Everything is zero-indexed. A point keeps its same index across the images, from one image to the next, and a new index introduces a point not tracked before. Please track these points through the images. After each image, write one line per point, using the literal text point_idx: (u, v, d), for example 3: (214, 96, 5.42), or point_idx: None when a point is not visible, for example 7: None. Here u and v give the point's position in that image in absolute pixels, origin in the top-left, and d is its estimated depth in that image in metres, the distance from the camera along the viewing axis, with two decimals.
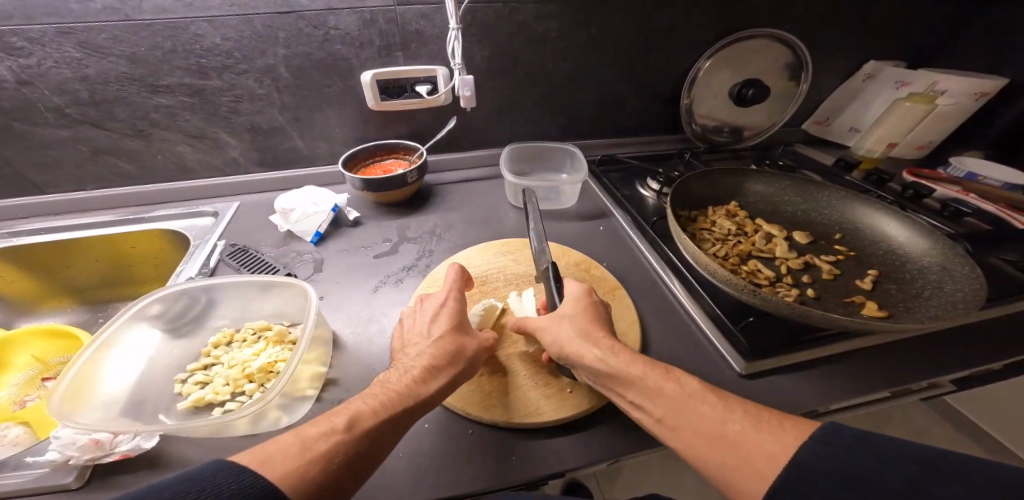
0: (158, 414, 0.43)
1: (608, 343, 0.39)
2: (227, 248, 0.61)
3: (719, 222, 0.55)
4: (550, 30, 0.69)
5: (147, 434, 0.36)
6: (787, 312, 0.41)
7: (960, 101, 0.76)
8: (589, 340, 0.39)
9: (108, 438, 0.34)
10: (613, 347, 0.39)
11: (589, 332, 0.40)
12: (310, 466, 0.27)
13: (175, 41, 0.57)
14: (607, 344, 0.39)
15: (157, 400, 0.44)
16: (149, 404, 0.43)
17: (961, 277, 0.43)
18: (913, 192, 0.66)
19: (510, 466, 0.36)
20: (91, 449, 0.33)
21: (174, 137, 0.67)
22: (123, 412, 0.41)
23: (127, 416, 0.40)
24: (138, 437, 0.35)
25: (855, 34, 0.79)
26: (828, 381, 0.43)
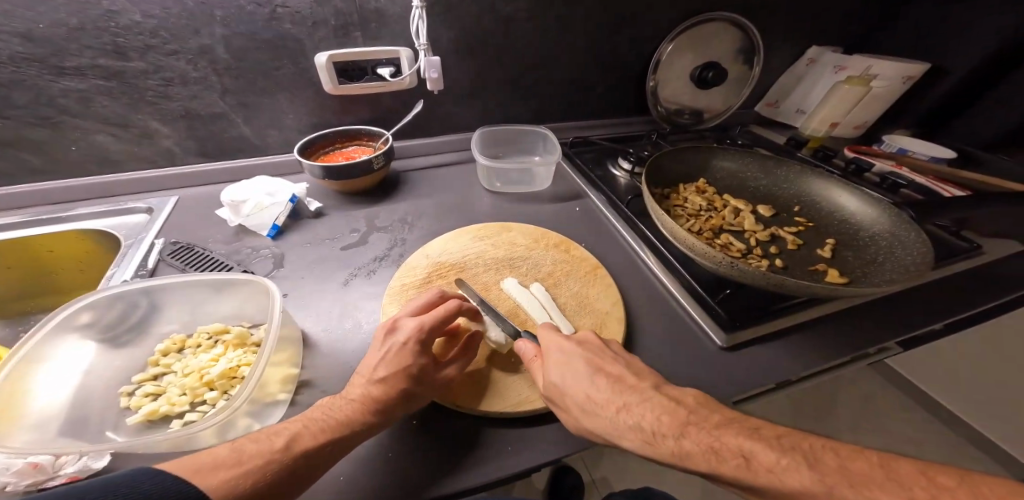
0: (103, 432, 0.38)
1: (580, 361, 0.37)
2: (168, 247, 0.54)
3: (690, 198, 0.56)
4: (515, 12, 0.67)
5: (96, 454, 0.32)
6: (761, 281, 0.43)
7: (892, 83, 0.83)
8: (565, 363, 0.37)
9: (49, 459, 0.30)
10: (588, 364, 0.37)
11: (566, 354, 0.38)
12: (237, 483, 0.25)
13: (85, 17, 0.49)
14: (566, 402, 0.35)
15: (103, 416, 0.39)
16: (93, 422, 0.38)
17: (910, 242, 0.46)
18: (855, 167, 0.72)
19: (508, 457, 0.35)
20: (31, 474, 0.29)
21: (91, 126, 0.58)
22: (62, 433, 0.36)
23: (67, 437, 0.36)
24: (85, 458, 0.31)
25: (798, 23, 0.84)
26: (795, 347, 0.46)
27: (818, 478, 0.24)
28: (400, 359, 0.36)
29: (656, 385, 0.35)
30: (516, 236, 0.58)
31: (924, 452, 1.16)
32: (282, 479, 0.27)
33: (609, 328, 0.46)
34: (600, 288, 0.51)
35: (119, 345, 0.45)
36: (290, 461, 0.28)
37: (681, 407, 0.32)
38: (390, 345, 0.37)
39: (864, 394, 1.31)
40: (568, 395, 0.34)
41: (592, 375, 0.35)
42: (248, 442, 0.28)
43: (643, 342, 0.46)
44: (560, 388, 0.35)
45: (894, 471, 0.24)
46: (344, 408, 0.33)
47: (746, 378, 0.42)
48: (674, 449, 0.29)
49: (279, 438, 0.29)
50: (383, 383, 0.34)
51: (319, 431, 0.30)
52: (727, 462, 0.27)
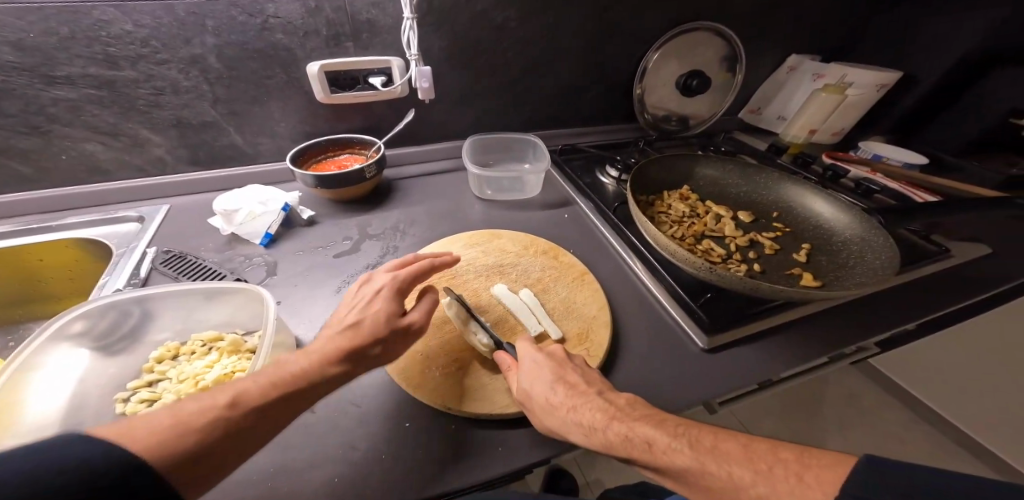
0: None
1: (549, 371, 0.39)
2: (160, 256, 0.55)
3: (674, 205, 0.58)
4: (504, 22, 0.69)
5: None
6: (739, 285, 0.45)
7: (867, 91, 0.86)
8: (535, 372, 0.38)
9: None
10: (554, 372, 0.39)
11: (539, 364, 0.39)
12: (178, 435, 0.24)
13: (75, 26, 0.49)
14: (531, 406, 0.37)
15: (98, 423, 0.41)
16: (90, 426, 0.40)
17: (878, 247, 0.48)
18: (832, 173, 0.74)
19: (497, 458, 0.37)
20: None
21: (81, 135, 0.58)
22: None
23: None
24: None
25: (777, 33, 0.88)
26: (772, 347, 0.48)
27: (693, 453, 0.29)
28: (375, 319, 0.38)
29: (600, 389, 0.38)
30: (506, 243, 0.60)
31: (907, 449, 1.19)
32: (236, 429, 0.26)
33: (596, 331, 0.47)
34: (588, 292, 0.52)
35: (114, 352, 0.46)
36: (240, 413, 0.27)
37: (613, 406, 0.35)
38: (365, 299, 0.41)
39: (849, 393, 1.34)
40: (533, 398, 0.37)
41: (551, 382, 0.37)
42: (191, 403, 0.26)
43: (629, 345, 0.48)
44: (525, 392, 0.37)
45: (753, 449, 0.28)
46: (294, 365, 0.32)
47: (726, 378, 0.44)
48: (604, 440, 0.33)
49: (221, 394, 0.28)
50: (350, 335, 0.36)
51: (269, 385, 0.30)
52: (634, 445, 0.31)
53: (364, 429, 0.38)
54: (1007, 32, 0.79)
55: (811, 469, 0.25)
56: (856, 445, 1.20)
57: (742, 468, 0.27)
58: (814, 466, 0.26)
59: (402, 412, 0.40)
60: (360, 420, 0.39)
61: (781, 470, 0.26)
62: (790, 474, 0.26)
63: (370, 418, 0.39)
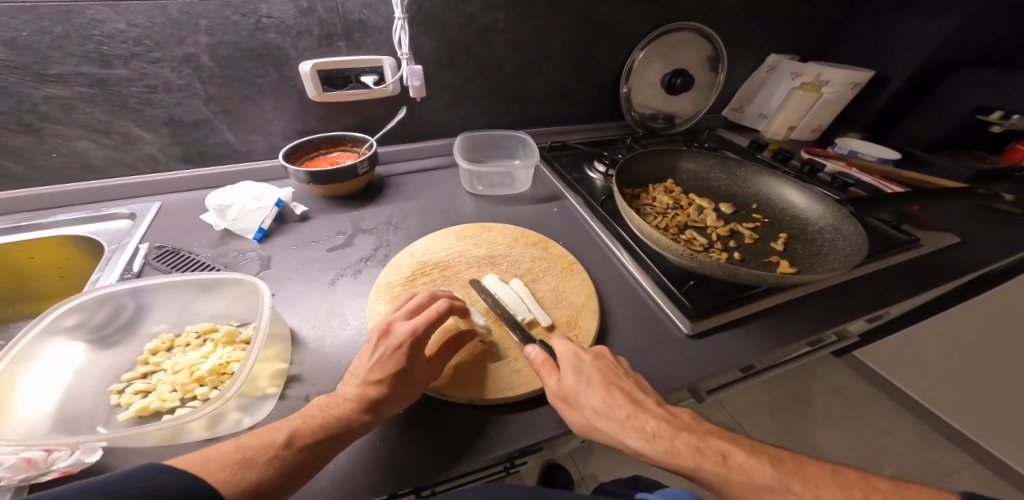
0: (93, 428, 0.39)
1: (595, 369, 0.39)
2: (153, 251, 0.55)
3: (658, 197, 0.60)
4: (494, 22, 0.70)
5: (89, 448, 0.33)
6: (719, 272, 0.47)
7: (842, 89, 0.90)
8: (575, 368, 0.39)
9: (42, 456, 0.31)
10: (604, 375, 0.39)
11: (580, 361, 0.40)
12: (247, 474, 0.27)
13: (69, 25, 0.50)
14: (579, 403, 0.37)
15: (94, 413, 0.41)
16: (85, 418, 0.40)
17: (849, 235, 0.51)
18: (809, 168, 0.77)
19: (488, 440, 0.38)
20: (24, 469, 0.30)
21: (72, 133, 0.58)
22: (55, 430, 0.37)
23: (60, 433, 0.37)
24: (77, 452, 0.33)
25: (757, 35, 0.91)
26: (751, 333, 0.50)
27: (777, 474, 0.31)
28: (393, 361, 0.37)
29: (657, 398, 0.39)
30: (497, 235, 0.61)
31: (891, 439, 1.23)
32: (286, 469, 0.29)
33: (584, 319, 0.49)
34: (575, 283, 0.54)
35: (109, 346, 0.46)
36: (292, 455, 0.30)
37: (677, 416, 0.37)
38: (381, 349, 0.38)
39: (834, 385, 1.38)
40: (585, 397, 0.37)
41: (607, 383, 0.38)
42: (261, 440, 0.30)
43: (615, 331, 0.50)
44: (576, 390, 0.37)
45: (842, 474, 0.31)
46: (337, 408, 0.34)
47: (709, 361, 0.46)
48: (668, 448, 0.33)
49: (277, 433, 0.31)
50: (377, 385, 0.35)
51: (315, 427, 0.32)
52: (707, 459, 0.33)
53: None
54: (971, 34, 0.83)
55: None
56: (842, 435, 1.24)
57: (836, 491, 0.30)
58: (921, 497, 0.29)
59: None
60: None
61: (876, 496, 0.29)
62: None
63: None
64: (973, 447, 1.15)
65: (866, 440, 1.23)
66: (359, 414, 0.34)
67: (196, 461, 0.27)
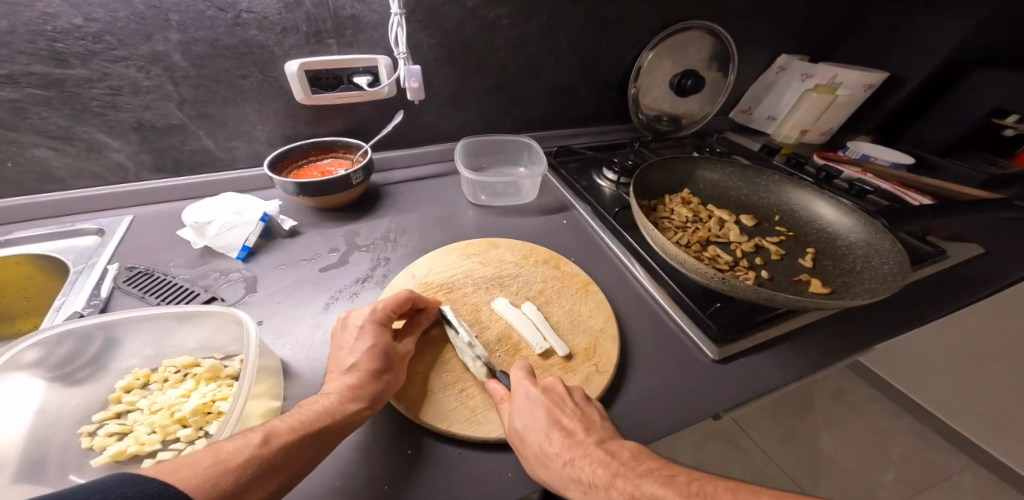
0: (61, 477, 0.35)
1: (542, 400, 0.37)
2: (123, 273, 0.49)
3: (676, 210, 0.57)
4: (499, 18, 0.65)
5: None
6: (751, 295, 0.43)
7: (856, 91, 0.86)
8: (526, 408, 0.36)
9: None
10: (550, 410, 0.36)
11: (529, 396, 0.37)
12: (221, 478, 0.24)
13: (16, 19, 0.44)
14: (524, 449, 0.34)
15: (61, 461, 0.36)
16: (52, 465, 0.35)
17: (886, 251, 0.47)
18: (825, 174, 0.75)
19: (508, 487, 0.34)
20: None
21: (26, 139, 0.52)
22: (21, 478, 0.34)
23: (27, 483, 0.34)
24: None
25: (768, 32, 0.88)
26: (782, 355, 0.47)
27: None
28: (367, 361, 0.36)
29: (601, 438, 0.34)
30: (504, 252, 0.57)
31: (893, 442, 1.22)
32: (268, 469, 0.26)
33: (604, 346, 0.45)
34: (592, 303, 0.50)
35: (79, 382, 0.41)
36: (271, 453, 0.27)
37: (615, 459, 0.32)
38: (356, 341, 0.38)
39: (836, 390, 1.38)
40: (528, 443, 0.34)
41: (546, 427, 0.34)
42: (231, 449, 0.26)
43: (638, 357, 0.46)
44: (520, 434, 0.35)
45: None
46: (318, 404, 0.32)
47: (739, 389, 0.43)
48: None
49: (256, 433, 0.28)
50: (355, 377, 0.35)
51: (294, 425, 0.29)
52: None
53: (362, 460, 0.35)
54: (987, 33, 0.81)
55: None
56: (845, 439, 1.23)
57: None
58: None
59: (403, 439, 0.37)
60: (355, 449, 0.35)
61: None
62: None
63: (367, 447, 0.36)
64: (973, 449, 1.16)
65: (871, 445, 1.22)
66: (345, 403, 0.33)
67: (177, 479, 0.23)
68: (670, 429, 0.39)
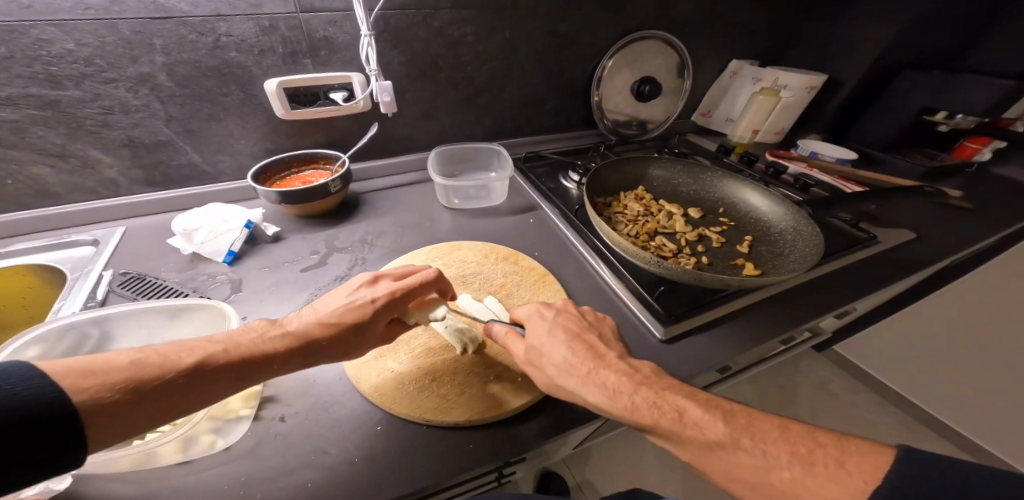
0: None
1: (570, 327, 0.43)
2: (117, 278, 0.53)
3: (629, 205, 0.62)
4: (464, 35, 0.71)
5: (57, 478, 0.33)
6: (687, 277, 0.48)
7: (799, 93, 0.93)
8: (557, 332, 0.42)
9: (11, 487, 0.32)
10: (579, 335, 0.42)
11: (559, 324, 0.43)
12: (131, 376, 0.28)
13: (12, 45, 0.48)
14: (541, 359, 0.41)
15: None
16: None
17: (808, 236, 0.53)
18: (773, 170, 0.81)
19: (468, 455, 0.38)
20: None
21: (25, 157, 0.56)
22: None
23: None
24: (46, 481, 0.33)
25: (718, 41, 0.95)
26: (724, 332, 0.52)
27: (728, 430, 0.31)
28: (360, 312, 0.40)
29: (622, 356, 0.40)
30: (466, 253, 0.62)
31: (869, 427, 1.28)
32: (174, 386, 0.29)
33: None
34: (549, 293, 0.55)
35: None
36: (180, 377, 0.29)
37: (637, 373, 0.38)
38: (357, 298, 0.41)
39: (815, 380, 1.43)
40: (546, 357, 0.40)
41: (574, 343, 0.41)
42: (151, 354, 0.29)
43: None
44: (538, 350, 0.41)
45: (788, 431, 0.31)
46: (252, 337, 0.35)
47: (684, 363, 0.48)
48: (628, 403, 0.35)
49: (188, 356, 0.31)
50: (329, 328, 0.39)
51: (226, 354, 0.33)
52: (658, 414, 0.34)
53: (338, 435, 0.39)
54: (912, 39, 0.89)
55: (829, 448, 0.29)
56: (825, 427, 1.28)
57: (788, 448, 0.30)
58: (848, 463, 0.28)
59: (375, 416, 0.41)
60: (332, 426, 0.39)
61: (822, 455, 0.29)
62: (830, 457, 0.28)
63: (344, 423, 0.40)
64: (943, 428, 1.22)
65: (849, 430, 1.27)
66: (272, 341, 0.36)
67: (75, 371, 0.26)
68: None
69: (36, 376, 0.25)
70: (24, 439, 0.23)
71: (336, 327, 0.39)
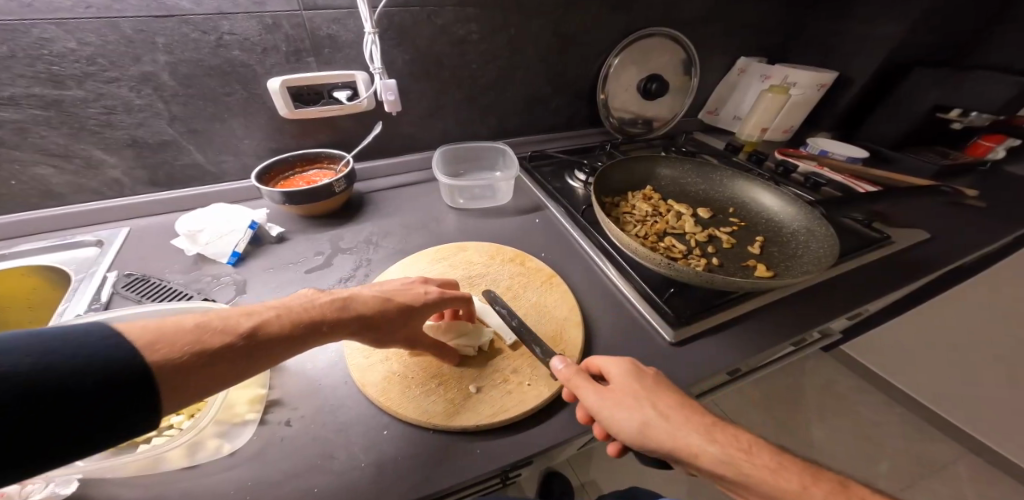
0: None
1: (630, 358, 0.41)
2: (121, 280, 0.53)
3: (637, 205, 0.61)
4: (469, 33, 0.70)
5: (64, 480, 0.32)
6: (698, 280, 0.47)
7: (809, 91, 0.92)
8: (623, 363, 0.40)
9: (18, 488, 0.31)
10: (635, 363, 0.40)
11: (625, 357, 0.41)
12: (204, 340, 0.27)
13: (14, 45, 0.48)
14: (642, 400, 0.36)
15: None
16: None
17: (821, 236, 0.52)
18: (783, 169, 0.80)
19: (475, 460, 0.38)
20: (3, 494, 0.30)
21: (29, 158, 0.55)
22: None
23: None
24: (52, 485, 0.32)
25: (726, 37, 0.93)
26: (736, 334, 0.51)
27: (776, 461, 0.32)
28: (410, 297, 0.42)
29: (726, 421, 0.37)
30: (472, 254, 0.61)
31: (877, 429, 1.26)
32: (238, 350, 0.29)
33: (568, 333, 0.49)
34: (556, 294, 0.54)
35: None
36: (245, 342, 0.29)
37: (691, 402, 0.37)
38: (401, 285, 0.43)
39: (822, 380, 1.42)
40: (655, 399, 0.36)
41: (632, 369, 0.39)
42: (214, 316, 0.29)
43: (600, 341, 0.50)
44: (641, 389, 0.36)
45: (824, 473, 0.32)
46: (310, 304, 0.35)
47: (695, 367, 0.47)
48: (682, 425, 0.34)
49: (247, 319, 0.31)
50: (381, 307, 0.39)
51: (287, 324, 0.33)
52: (818, 485, 0.30)
53: (345, 440, 0.38)
54: (925, 34, 0.87)
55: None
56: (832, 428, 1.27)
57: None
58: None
59: (382, 420, 0.40)
60: (338, 430, 0.39)
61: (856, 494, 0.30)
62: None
63: (351, 427, 0.39)
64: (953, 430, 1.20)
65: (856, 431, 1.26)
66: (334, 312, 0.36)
67: (148, 330, 0.26)
68: None
69: (107, 337, 0.24)
70: (102, 401, 0.23)
71: (389, 307, 0.40)
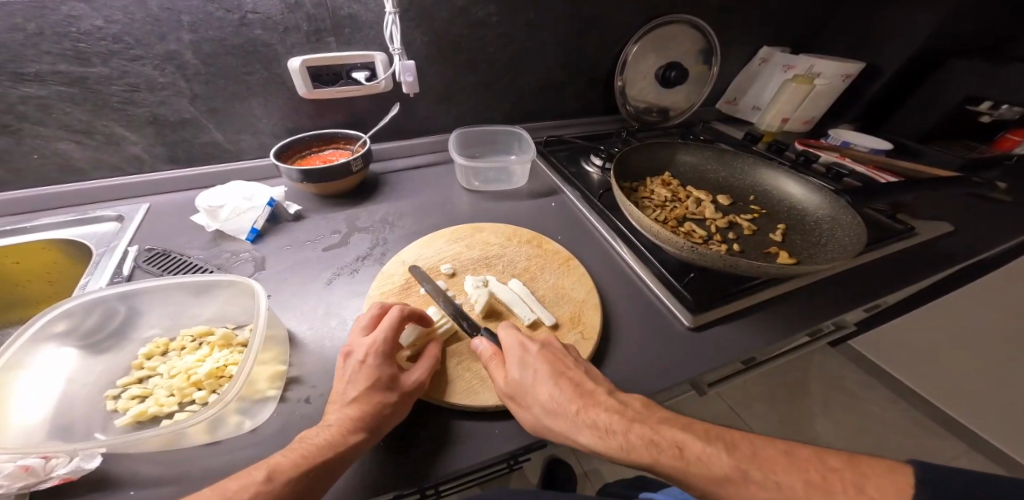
0: (92, 432, 0.39)
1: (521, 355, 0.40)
2: (143, 254, 0.54)
3: (656, 190, 0.61)
4: (488, 14, 0.69)
5: (88, 455, 0.33)
6: (721, 264, 0.47)
7: (833, 81, 0.90)
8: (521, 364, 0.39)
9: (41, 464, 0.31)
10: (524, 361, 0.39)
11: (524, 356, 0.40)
12: None
13: (43, 22, 0.48)
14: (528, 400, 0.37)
15: (88, 420, 0.40)
16: (82, 425, 0.39)
17: (847, 224, 0.52)
18: (804, 159, 0.78)
19: (494, 440, 0.38)
20: (22, 477, 0.30)
21: (53, 134, 0.56)
22: (52, 437, 0.37)
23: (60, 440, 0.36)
24: (77, 459, 0.32)
25: (749, 24, 0.91)
26: (755, 322, 0.50)
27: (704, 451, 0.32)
28: (367, 375, 0.37)
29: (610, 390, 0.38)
30: (489, 235, 0.61)
31: (887, 427, 1.24)
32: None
33: (586, 315, 0.49)
34: (574, 277, 0.54)
35: (99, 350, 0.46)
36: (277, 489, 0.29)
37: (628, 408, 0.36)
38: (350, 366, 0.38)
39: (832, 376, 1.40)
40: (528, 394, 0.37)
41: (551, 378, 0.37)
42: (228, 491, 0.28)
43: (617, 324, 0.49)
44: (527, 388, 0.37)
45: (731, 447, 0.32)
46: (318, 437, 0.33)
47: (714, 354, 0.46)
48: (620, 442, 0.33)
49: (259, 471, 0.30)
50: (357, 402, 0.35)
51: (299, 458, 0.31)
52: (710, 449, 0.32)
53: None
54: (959, 23, 0.84)
55: (782, 468, 0.30)
56: (840, 424, 1.25)
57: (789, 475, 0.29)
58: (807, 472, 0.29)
59: None
60: None
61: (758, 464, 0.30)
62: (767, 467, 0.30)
63: None
64: (967, 432, 1.17)
65: (865, 429, 1.24)
66: (345, 434, 0.33)
67: None
68: (645, 389, 0.42)
69: None
70: None
71: (388, 399, 0.36)
